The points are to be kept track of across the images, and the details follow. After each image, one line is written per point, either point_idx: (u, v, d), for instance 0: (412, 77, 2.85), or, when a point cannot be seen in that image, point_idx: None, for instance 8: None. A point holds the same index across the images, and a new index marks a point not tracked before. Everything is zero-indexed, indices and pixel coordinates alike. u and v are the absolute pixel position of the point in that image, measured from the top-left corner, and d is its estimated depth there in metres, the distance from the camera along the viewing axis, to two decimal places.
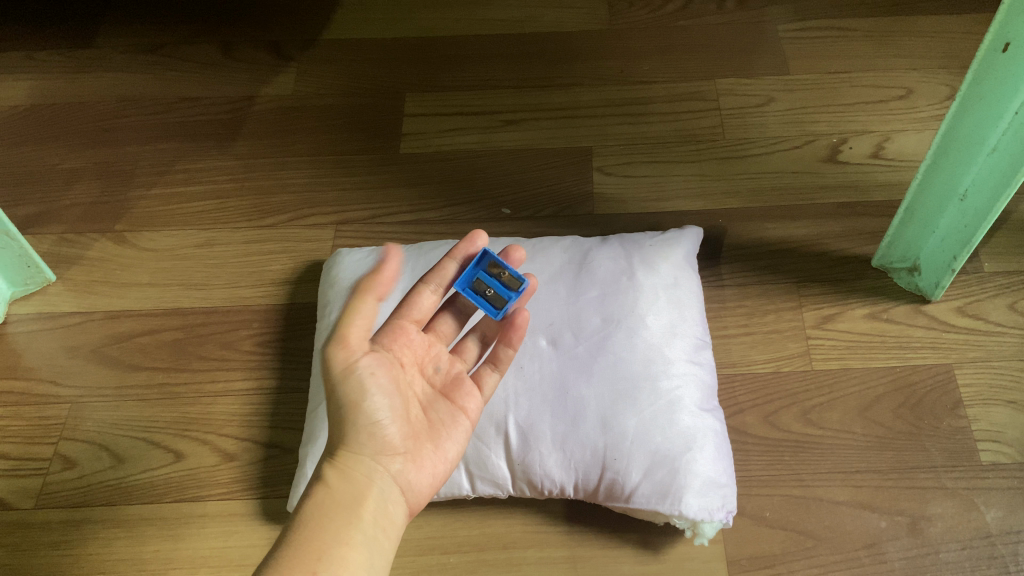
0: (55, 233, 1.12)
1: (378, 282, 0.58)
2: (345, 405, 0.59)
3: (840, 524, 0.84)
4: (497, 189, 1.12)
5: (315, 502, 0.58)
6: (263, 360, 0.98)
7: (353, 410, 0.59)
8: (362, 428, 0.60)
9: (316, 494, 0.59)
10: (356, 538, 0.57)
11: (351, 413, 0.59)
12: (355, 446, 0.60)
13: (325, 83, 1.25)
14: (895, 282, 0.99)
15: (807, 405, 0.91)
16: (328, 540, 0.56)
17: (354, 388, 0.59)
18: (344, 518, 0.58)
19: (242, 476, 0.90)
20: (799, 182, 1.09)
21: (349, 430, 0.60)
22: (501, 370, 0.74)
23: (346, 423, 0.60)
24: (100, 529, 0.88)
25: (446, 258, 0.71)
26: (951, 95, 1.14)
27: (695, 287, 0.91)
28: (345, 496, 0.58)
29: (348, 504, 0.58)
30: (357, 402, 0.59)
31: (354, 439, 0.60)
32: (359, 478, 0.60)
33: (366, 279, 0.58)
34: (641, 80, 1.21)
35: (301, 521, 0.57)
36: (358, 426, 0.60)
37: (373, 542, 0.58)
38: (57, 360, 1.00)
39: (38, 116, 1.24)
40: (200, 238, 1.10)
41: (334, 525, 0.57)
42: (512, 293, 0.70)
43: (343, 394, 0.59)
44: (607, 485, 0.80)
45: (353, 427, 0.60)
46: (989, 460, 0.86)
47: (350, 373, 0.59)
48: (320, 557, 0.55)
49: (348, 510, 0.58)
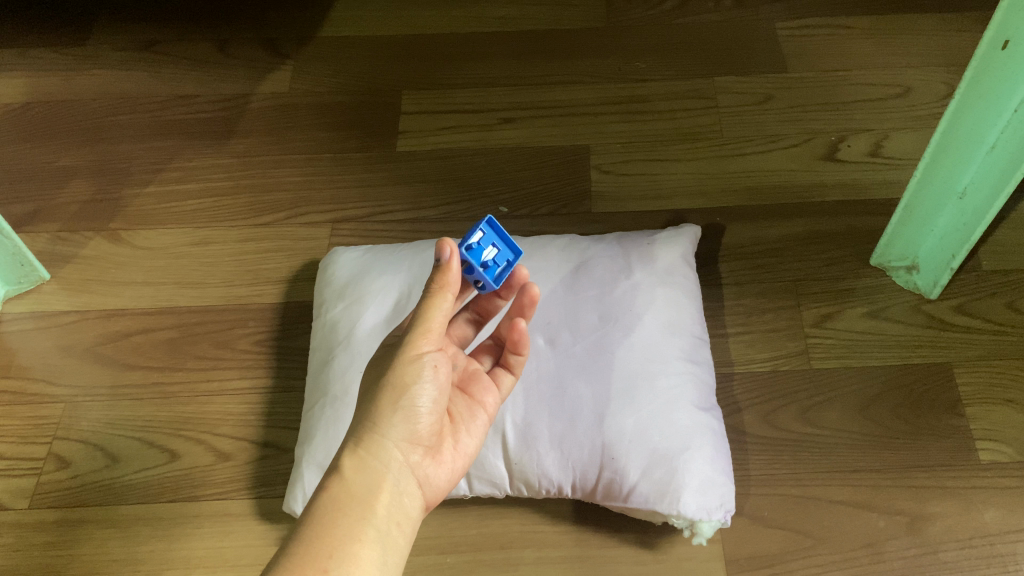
0: (49, 232, 1.11)
1: (451, 276, 0.58)
2: (391, 387, 0.58)
3: (838, 524, 0.83)
4: (494, 188, 1.11)
5: (331, 496, 0.56)
6: (259, 359, 0.97)
7: (401, 391, 0.58)
8: (400, 414, 0.59)
9: (333, 488, 0.57)
10: (369, 534, 0.55)
11: (397, 395, 0.58)
12: (388, 430, 0.59)
13: (320, 81, 1.24)
14: (894, 281, 0.99)
15: (805, 404, 0.91)
16: (341, 536, 0.54)
17: (411, 371, 0.59)
18: (359, 512, 0.56)
19: (237, 476, 0.89)
20: (797, 180, 1.09)
21: (388, 412, 0.58)
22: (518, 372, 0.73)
23: (388, 403, 0.58)
24: (94, 530, 0.87)
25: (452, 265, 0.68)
26: (948, 94, 1.14)
27: (693, 287, 0.91)
28: (360, 489, 0.57)
29: (363, 498, 0.57)
30: (407, 387, 0.58)
31: (389, 423, 0.58)
32: (379, 469, 0.58)
33: (437, 271, 0.58)
34: (638, 79, 1.21)
35: (314, 517, 0.56)
36: (398, 410, 0.59)
37: (387, 539, 0.56)
38: (50, 359, 1.00)
39: (32, 113, 1.24)
40: (195, 237, 1.09)
41: (347, 520, 0.55)
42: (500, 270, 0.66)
43: (396, 376, 0.58)
44: (605, 484, 0.79)
45: (393, 410, 0.58)
46: (987, 460, 0.86)
47: (415, 358, 0.59)
48: (332, 554, 0.53)
49: (363, 505, 0.56)
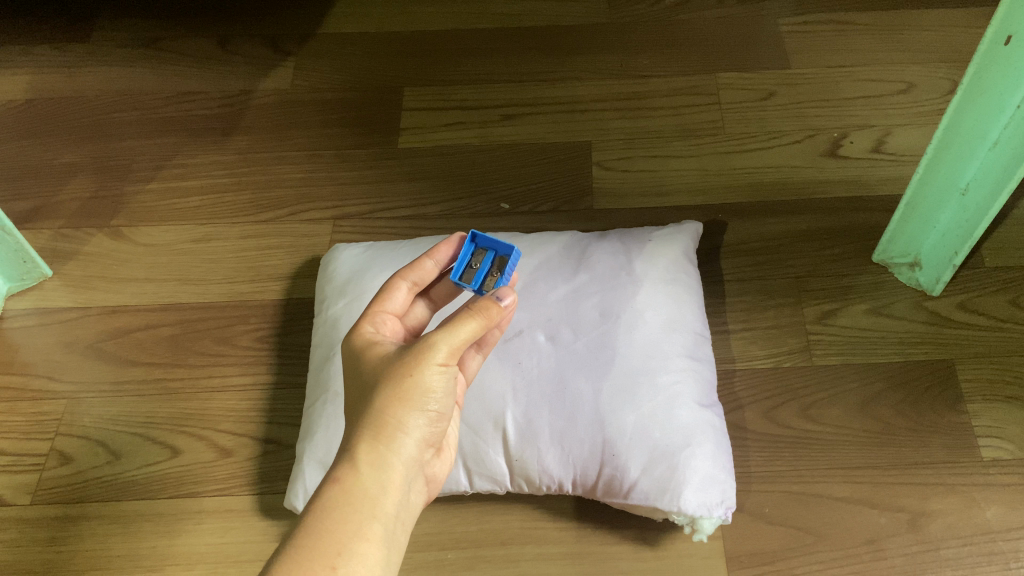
0: (51, 228, 1.11)
1: (497, 311, 0.60)
2: (419, 389, 0.57)
3: (839, 521, 0.83)
4: (496, 184, 1.11)
5: (343, 489, 0.54)
6: (261, 356, 0.98)
7: (425, 395, 0.58)
8: (422, 415, 0.58)
9: (347, 480, 0.55)
10: (378, 532, 0.54)
11: (421, 399, 0.57)
12: (410, 430, 0.57)
13: (322, 77, 1.24)
14: (896, 278, 0.99)
15: (806, 400, 0.91)
16: (351, 533, 0.53)
17: (437, 378, 0.58)
18: (370, 509, 0.54)
19: (238, 472, 0.90)
20: (800, 177, 1.08)
21: (412, 413, 0.57)
22: (485, 352, 0.72)
23: (414, 405, 0.57)
24: (96, 525, 0.87)
25: (425, 254, 0.69)
26: (952, 89, 1.14)
27: (694, 284, 0.91)
28: (375, 486, 0.55)
29: (376, 495, 0.55)
30: (433, 390, 0.58)
31: (412, 424, 0.57)
32: (396, 466, 0.56)
33: (488, 303, 0.60)
34: (640, 75, 1.21)
35: (323, 509, 0.54)
36: (422, 412, 0.58)
37: (392, 537, 0.55)
38: (52, 355, 1.00)
39: (34, 110, 1.24)
40: (197, 233, 1.09)
41: (358, 516, 0.54)
42: (466, 257, 0.69)
43: (425, 378, 0.58)
44: (605, 481, 0.79)
45: (416, 411, 0.57)
46: (989, 457, 0.86)
47: (440, 367, 0.58)
48: (341, 551, 0.52)
49: (375, 503, 0.55)
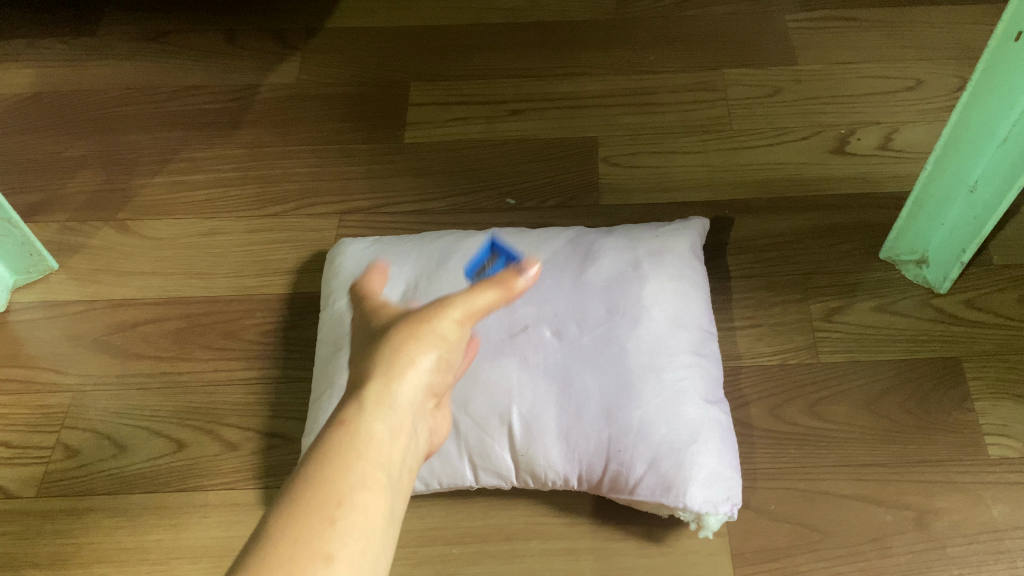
0: (57, 222, 1.11)
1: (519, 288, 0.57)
2: (435, 334, 0.55)
3: (845, 518, 0.83)
4: (502, 180, 1.11)
5: (350, 425, 0.50)
6: (266, 350, 0.98)
7: (441, 344, 0.55)
8: (435, 364, 0.55)
9: (355, 416, 0.51)
10: (383, 477, 0.49)
11: (435, 346, 0.54)
12: (421, 375, 0.54)
13: (328, 72, 1.24)
14: (902, 275, 0.98)
15: (812, 398, 0.90)
16: (355, 470, 0.48)
17: (453, 329, 0.55)
18: (376, 451, 0.50)
19: (244, 466, 0.90)
20: (807, 174, 1.08)
21: (425, 359, 0.54)
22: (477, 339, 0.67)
23: (427, 350, 0.54)
24: (101, 518, 0.87)
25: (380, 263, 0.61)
26: (960, 86, 1.13)
27: (701, 281, 0.91)
28: (384, 427, 0.51)
29: (383, 438, 0.50)
30: (449, 340, 0.55)
31: (423, 372, 0.54)
32: (405, 409, 0.52)
33: (510, 275, 0.56)
34: (647, 70, 1.20)
35: (328, 444, 0.49)
36: (434, 361, 0.55)
37: (394, 488, 0.50)
38: (58, 348, 1.00)
39: (41, 103, 1.24)
40: (203, 227, 1.09)
41: (364, 454, 0.49)
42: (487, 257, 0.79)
43: (442, 326, 0.55)
44: (611, 476, 0.79)
45: (429, 359, 0.54)
46: (996, 455, 0.85)
47: (458, 319, 0.56)
48: (343, 486, 0.47)
49: (382, 446, 0.50)
